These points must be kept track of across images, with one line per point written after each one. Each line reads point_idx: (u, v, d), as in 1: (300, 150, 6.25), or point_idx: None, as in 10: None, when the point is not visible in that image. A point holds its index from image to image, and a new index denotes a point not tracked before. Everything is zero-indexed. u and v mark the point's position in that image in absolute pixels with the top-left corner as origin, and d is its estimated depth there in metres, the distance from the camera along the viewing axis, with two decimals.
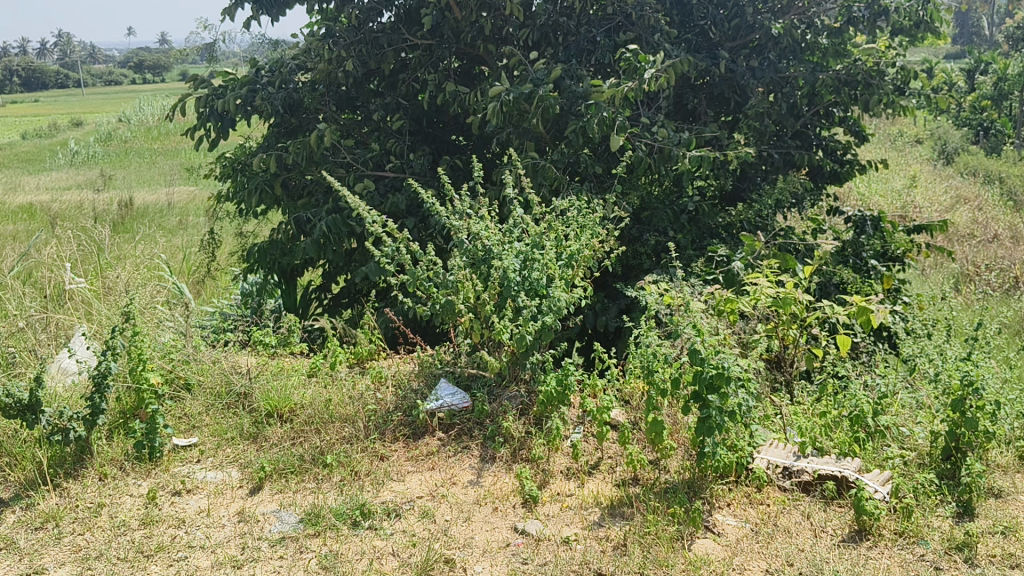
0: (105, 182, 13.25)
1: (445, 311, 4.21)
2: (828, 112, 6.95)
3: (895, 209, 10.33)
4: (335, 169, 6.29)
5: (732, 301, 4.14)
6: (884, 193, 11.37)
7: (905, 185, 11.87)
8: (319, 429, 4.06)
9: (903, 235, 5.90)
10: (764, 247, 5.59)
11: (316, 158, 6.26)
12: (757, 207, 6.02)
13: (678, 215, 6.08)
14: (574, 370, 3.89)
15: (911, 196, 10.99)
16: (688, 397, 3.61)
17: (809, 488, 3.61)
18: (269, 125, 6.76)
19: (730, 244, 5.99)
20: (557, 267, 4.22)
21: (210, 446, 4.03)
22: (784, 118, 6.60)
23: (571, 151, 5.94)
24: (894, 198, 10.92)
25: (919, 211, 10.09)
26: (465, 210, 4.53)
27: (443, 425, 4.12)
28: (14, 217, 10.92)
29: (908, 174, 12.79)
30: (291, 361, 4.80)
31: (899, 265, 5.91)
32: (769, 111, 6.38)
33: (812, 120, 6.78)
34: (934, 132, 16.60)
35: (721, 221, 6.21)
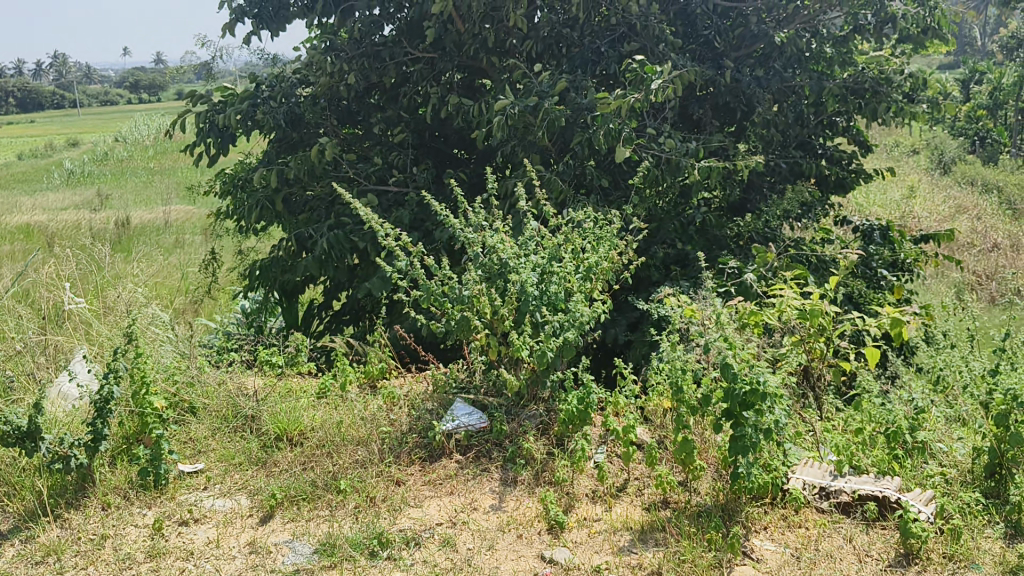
0: (103, 201, 13.10)
1: (460, 326, 4.05)
2: (834, 122, 6.82)
3: (895, 219, 10.22)
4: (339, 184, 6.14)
5: (755, 313, 4.00)
6: (883, 204, 11.22)
7: (903, 195, 11.76)
8: (331, 453, 3.89)
9: (914, 244, 5.80)
10: (778, 258, 5.44)
11: (318, 172, 6.11)
12: (767, 217, 5.87)
13: (687, 226, 5.95)
14: (596, 387, 3.74)
15: (910, 207, 10.84)
16: (720, 415, 3.45)
17: (847, 508, 3.45)
18: (270, 141, 6.61)
19: (741, 256, 5.83)
20: (573, 280, 4.08)
21: (217, 472, 3.85)
22: (790, 127, 6.45)
23: (578, 163, 5.78)
24: (894, 208, 10.84)
25: (919, 221, 9.94)
26: (479, 222, 4.37)
27: (460, 447, 3.95)
28: (12, 238, 10.77)
29: (906, 183, 12.64)
30: (299, 381, 4.64)
31: (911, 275, 5.79)
32: (778, 121, 6.24)
33: (817, 129, 6.65)
34: (931, 140, 16.53)
35: (732, 232, 6.07)
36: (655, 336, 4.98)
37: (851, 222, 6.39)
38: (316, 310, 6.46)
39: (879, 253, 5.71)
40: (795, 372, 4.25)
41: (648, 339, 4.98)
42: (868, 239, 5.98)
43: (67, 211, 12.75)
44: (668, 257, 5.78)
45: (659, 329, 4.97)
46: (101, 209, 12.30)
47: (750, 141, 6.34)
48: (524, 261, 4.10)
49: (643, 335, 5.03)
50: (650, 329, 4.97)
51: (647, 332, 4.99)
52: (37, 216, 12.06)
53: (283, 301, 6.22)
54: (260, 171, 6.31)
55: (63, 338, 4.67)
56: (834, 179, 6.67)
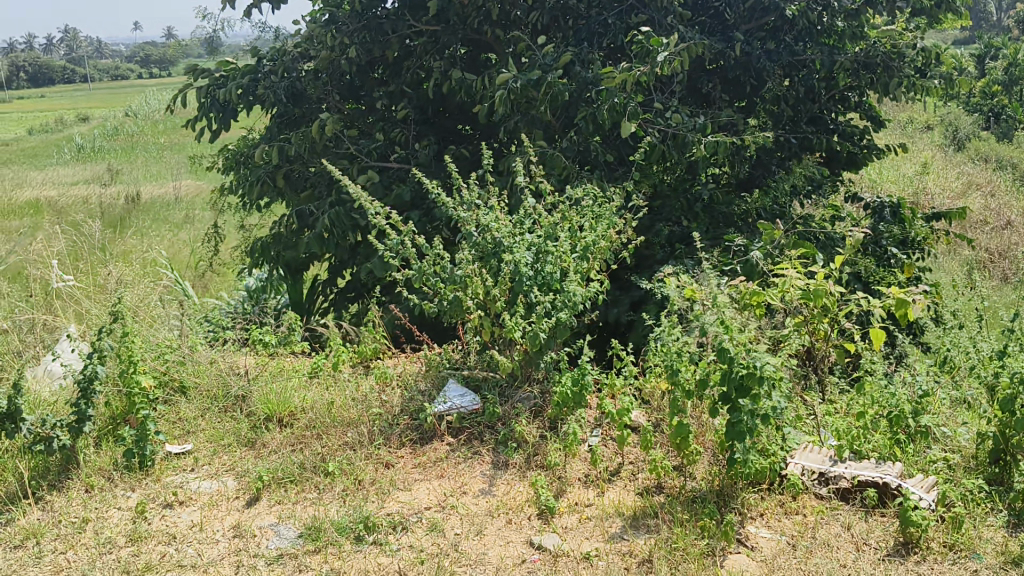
0: (112, 176, 13.07)
1: (453, 307, 3.97)
2: (844, 98, 6.66)
3: (906, 195, 10.06)
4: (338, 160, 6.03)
5: (757, 294, 3.89)
6: (894, 180, 11.04)
7: (916, 171, 11.58)
8: (321, 435, 3.81)
9: (923, 222, 5.66)
10: (784, 236, 5.32)
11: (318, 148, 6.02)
12: (775, 194, 5.75)
13: (692, 203, 5.84)
14: (591, 369, 3.67)
15: (921, 183, 10.66)
16: (717, 399, 3.36)
17: (846, 495, 3.36)
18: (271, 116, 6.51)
19: (747, 234, 5.71)
20: (570, 260, 3.98)
21: (205, 453, 3.79)
22: (800, 102, 6.30)
23: (581, 139, 5.66)
24: (905, 185, 10.68)
25: (930, 198, 9.77)
26: (473, 200, 4.27)
27: (453, 429, 3.87)
28: (21, 212, 10.77)
29: (919, 160, 12.44)
30: (292, 361, 4.57)
31: (919, 253, 5.65)
32: (787, 96, 6.09)
33: (827, 105, 6.51)
34: (945, 115, 16.30)
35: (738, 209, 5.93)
36: (655, 315, 4.90)
37: (861, 199, 6.26)
38: (316, 287, 6.39)
39: (887, 231, 5.58)
40: (797, 354, 4.14)
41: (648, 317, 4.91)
42: (878, 216, 5.82)
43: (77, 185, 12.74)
44: (672, 235, 5.67)
45: (659, 308, 4.89)
46: (111, 183, 12.28)
47: (758, 117, 6.20)
48: (520, 240, 4.00)
49: (643, 314, 4.95)
50: (651, 309, 4.89)
51: (647, 311, 4.92)
52: (47, 190, 12.04)
53: (287, 277, 6.15)
54: (261, 146, 6.21)
55: (54, 317, 4.62)
56: (844, 156, 6.53)
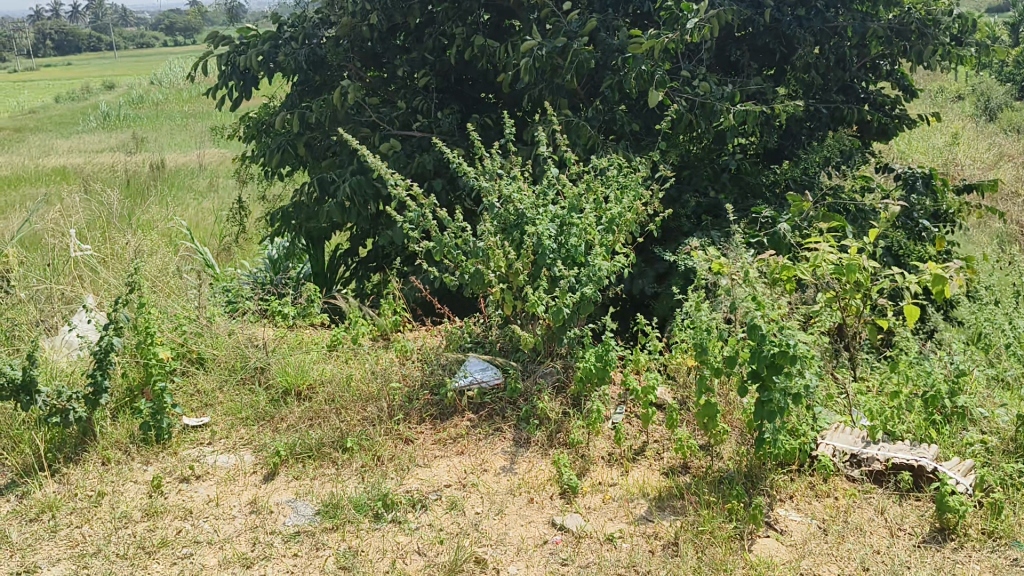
0: (136, 143, 13.06)
1: (475, 280, 3.88)
2: (877, 66, 6.46)
3: (936, 166, 9.84)
4: (360, 129, 5.92)
5: (788, 268, 3.76)
6: (923, 151, 10.80)
7: (945, 141, 11.32)
8: (339, 409, 3.74)
9: (956, 193, 5.50)
10: (814, 207, 5.18)
11: (339, 116, 5.92)
12: (804, 164, 5.60)
13: (719, 173, 5.69)
14: (615, 345, 3.59)
15: (951, 154, 10.42)
16: (746, 377, 3.24)
17: (879, 477, 3.25)
18: (292, 84, 6.40)
19: (775, 205, 5.56)
20: (595, 232, 3.87)
21: (222, 426, 3.73)
22: (832, 71, 6.11)
23: (606, 107, 5.52)
24: (935, 155, 10.45)
25: (961, 170, 9.55)
26: (496, 170, 4.16)
27: (474, 405, 3.79)
28: (47, 179, 10.78)
29: (950, 130, 12.16)
30: (312, 333, 4.50)
31: (951, 226, 5.49)
32: (820, 63, 5.90)
33: (858, 73, 6.32)
34: (976, 84, 15.94)
35: (765, 180, 5.77)
36: (682, 288, 4.79)
37: (894, 169, 6.09)
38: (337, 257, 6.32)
39: (919, 203, 5.42)
40: (827, 330, 4.02)
41: (674, 291, 4.79)
42: (909, 187, 5.64)
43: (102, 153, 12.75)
44: (699, 205, 5.54)
45: (686, 281, 4.78)
46: (135, 151, 12.27)
47: (788, 85, 6.02)
48: (544, 212, 3.89)
49: (669, 287, 4.84)
50: (676, 282, 4.78)
51: (673, 285, 4.80)
52: (71, 158, 12.03)
53: (311, 247, 6.09)
54: (281, 114, 6.11)
55: (72, 288, 4.57)
56: (875, 126, 6.35)
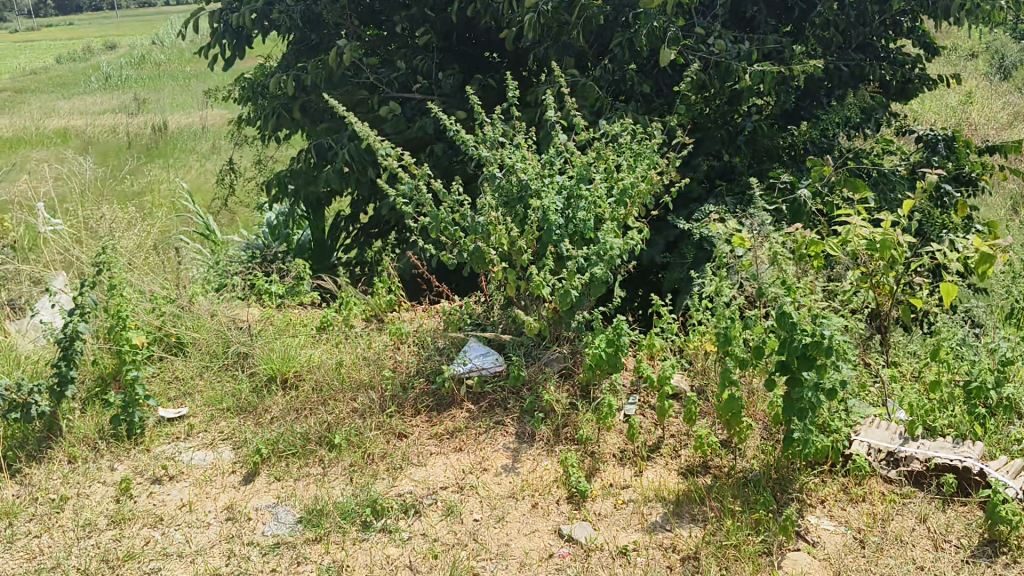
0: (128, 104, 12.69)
1: (474, 258, 3.56)
2: (898, 23, 6.05)
3: (950, 127, 9.45)
4: (355, 91, 5.55)
5: (815, 244, 3.40)
6: (936, 110, 10.40)
7: (959, 100, 10.90)
8: (327, 400, 3.45)
9: (978, 155, 5.16)
10: (834, 171, 4.83)
11: (335, 78, 5.51)
12: (823, 126, 5.23)
13: (734, 135, 5.31)
14: (627, 329, 3.29)
15: (966, 114, 10.02)
16: (775, 369, 2.93)
17: (920, 480, 2.96)
18: (286, 43, 6.02)
19: (793, 171, 5.22)
20: (606, 205, 3.54)
21: (201, 418, 3.43)
22: (852, 27, 5.72)
23: (615, 67, 5.14)
24: (950, 116, 10.01)
25: (975, 131, 9.17)
26: (500, 137, 3.81)
27: (473, 395, 3.48)
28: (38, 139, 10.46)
29: (963, 88, 11.73)
30: (300, 313, 4.20)
31: (974, 191, 5.16)
32: (839, 19, 5.50)
33: (879, 29, 5.93)
34: (989, 39, 15.42)
35: (784, 142, 5.36)
36: (696, 257, 4.43)
37: (912, 131, 5.70)
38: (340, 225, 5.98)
39: (941, 164, 5.08)
40: (858, 310, 3.67)
41: (687, 260, 4.44)
42: (930, 150, 5.29)
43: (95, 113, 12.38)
44: (714, 170, 5.19)
45: (700, 250, 4.42)
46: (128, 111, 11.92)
47: (806, 43, 5.62)
48: (550, 184, 3.56)
49: (682, 257, 4.49)
50: (689, 251, 4.42)
51: (686, 254, 4.45)
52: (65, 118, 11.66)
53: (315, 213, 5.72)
54: (275, 75, 5.72)
55: (43, 266, 4.28)
56: (896, 87, 5.97)
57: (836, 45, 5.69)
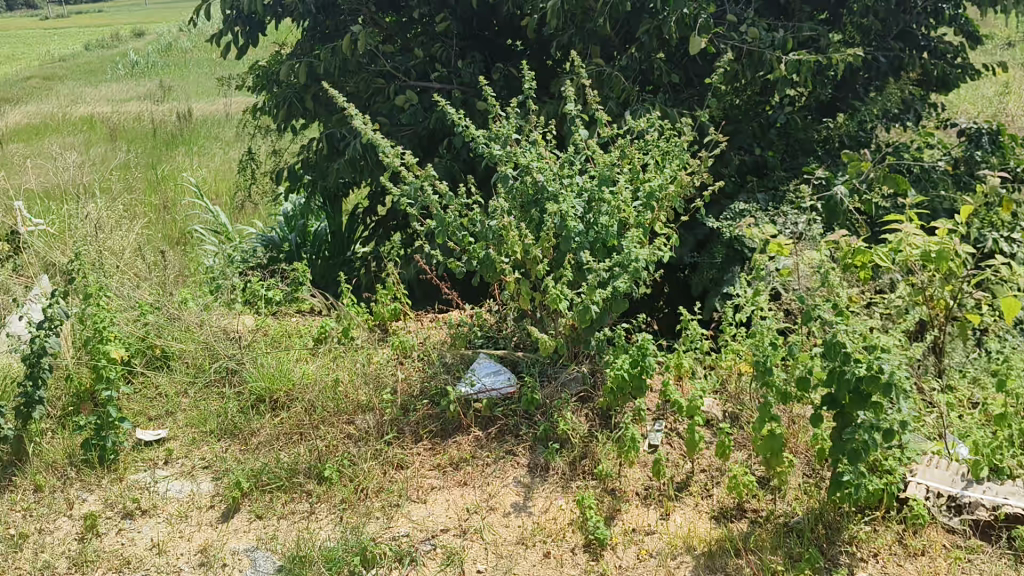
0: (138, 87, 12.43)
1: (484, 267, 3.21)
2: (941, 10, 5.63)
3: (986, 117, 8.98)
4: (370, 80, 5.16)
5: (865, 254, 3.05)
6: (972, 101, 9.91)
7: (996, 91, 10.40)
8: (319, 425, 3.14)
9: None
10: (873, 168, 4.47)
11: (349, 67, 5.12)
12: (861, 118, 4.84)
13: (767, 129, 4.95)
14: (654, 347, 2.96)
15: (1003, 104, 9.55)
16: (822, 403, 2.57)
17: (987, 532, 2.60)
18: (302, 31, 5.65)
19: (829, 165, 4.84)
20: (631, 211, 3.18)
21: (181, 443, 3.14)
22: (894, 14, 5.32)
23: (643, 56, 4.75)
24: (985, 106, 9.54)
25: (1012, 123, 8.70)
26: (514, 133, 3.47)
27: (482, 420, 3.15)
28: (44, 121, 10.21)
29: (999, 77, 11.22)
30: (297, 322, 3.89)
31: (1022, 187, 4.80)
32: (880, 6, 5.10)
33: (923, 16, 5.51)
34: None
35: (817, 136, 4.99)
36: (726, 258, 4.13)
37: (956, 125, 5.30)
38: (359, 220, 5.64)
39: (984, 159, 4.72)
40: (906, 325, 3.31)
41: (717, 261, 4.13)
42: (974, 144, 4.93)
43: (105, 96, 12.14)
44: (745, 165, 4.81)
45: (731, 249, 4.12)
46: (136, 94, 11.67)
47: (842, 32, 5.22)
48: (569, 186, 3.21)
49: (710, 258, 4.18)
50: (720, 250, 4.12)
51: (715, 254, 4.15)
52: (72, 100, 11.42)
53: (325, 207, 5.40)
54: (287, 62, 5.34)
55: (25, 269, 4.01)
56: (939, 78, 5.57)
57: (876, 34, 5.31)
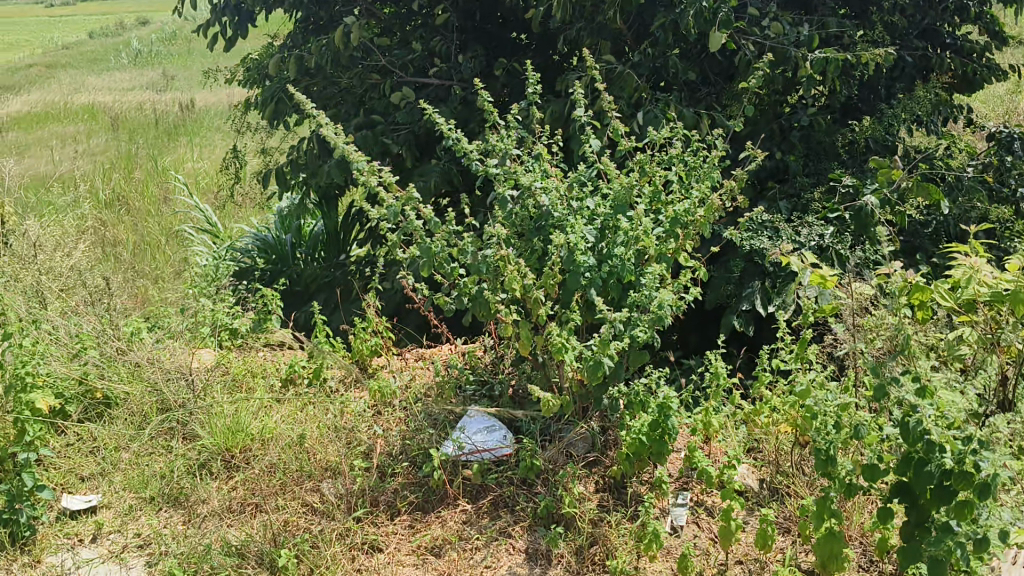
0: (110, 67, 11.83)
1: (477, 305, 2.70)
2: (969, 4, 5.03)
3: (995, 108, 8.44)
4: (364, 75, 4.58)
5: (925, 291, 2.38)
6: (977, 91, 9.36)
7: (1002, 81, 9.85)
8: (276, 493, 2.65)
9: None
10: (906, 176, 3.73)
11: (341, 61, 4.54)
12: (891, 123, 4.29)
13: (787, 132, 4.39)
14: (679, 408, 2.44)
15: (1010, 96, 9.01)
16: (892, 497, 2.06)
17: None
18: (292, 21, 5.08)
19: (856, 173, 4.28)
20: (652, 241, 2.67)
21: (115, 513, 2.65)
22: (931, 7, 4.78)
23: (657, 52, 4.19)
24: (991, 97, 8.99)
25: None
26: (513, 144, 2.93)
27: (470, 489, 2.65)
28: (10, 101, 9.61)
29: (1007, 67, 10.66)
30: (262, 357, 3.38)
31: None
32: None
33: (961, 9, 4.97)
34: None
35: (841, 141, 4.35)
36: (744, 272, 3.63)
37: (986, 128, 4.72)
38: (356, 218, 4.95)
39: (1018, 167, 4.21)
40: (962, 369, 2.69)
41: (734, 275, 3.63)
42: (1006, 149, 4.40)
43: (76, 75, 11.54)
44: (762, 172, 4.27)
45: (750, 263, 3.62)
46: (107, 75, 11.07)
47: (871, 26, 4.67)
48: (577, 211, 2.70)
49: (726, 271, 3.68)
50: (737, 263, 3.62)
51: (732, 267, 3.65)
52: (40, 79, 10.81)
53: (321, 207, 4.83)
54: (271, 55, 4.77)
55: None
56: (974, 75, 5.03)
57: (907, 28, 4.76)
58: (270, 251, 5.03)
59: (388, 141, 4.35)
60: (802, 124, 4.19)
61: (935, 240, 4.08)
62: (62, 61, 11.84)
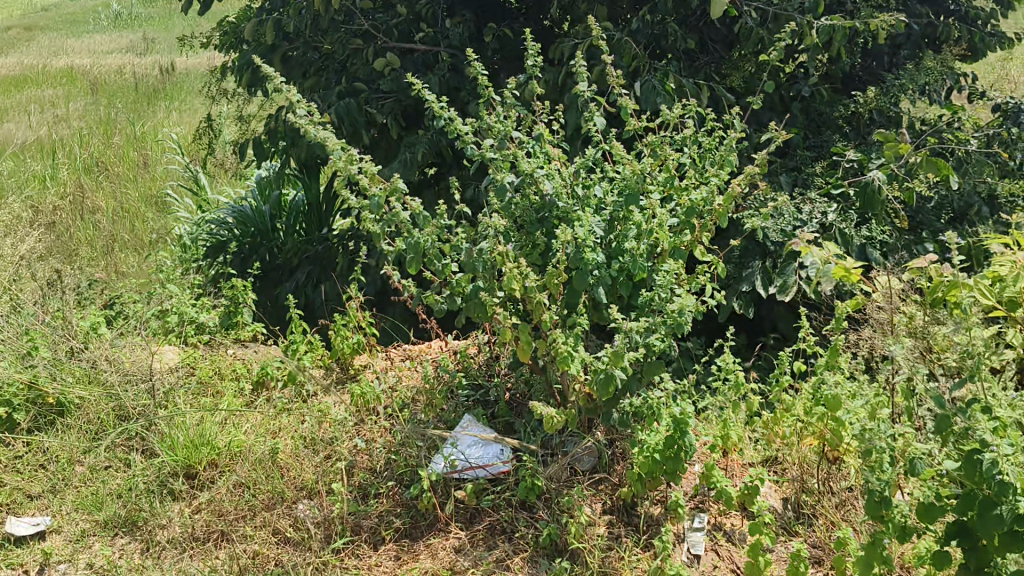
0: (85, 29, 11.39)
1: (472, 308, 2.40)
2: None
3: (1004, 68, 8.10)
4: (347, 39, 4.20)
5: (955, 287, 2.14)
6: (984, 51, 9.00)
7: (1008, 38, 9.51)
8: (246, 518, 2.38)
9: None
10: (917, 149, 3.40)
11: (318, 25, 4.17)
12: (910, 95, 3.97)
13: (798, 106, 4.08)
14: (697, 426, 2.16)
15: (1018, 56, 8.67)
16: (952, 540, 1.79)
17: None
18: None
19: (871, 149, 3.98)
20: (667, 235, 2.36)
21: (66, 537, 2.37)
22: None
23: (660, 18, 3.85)
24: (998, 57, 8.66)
25: None
26: (507, 122, 2.61)
27: (463, 512, 2.37)
28: None
29: None
30: (234, 357, 3.09)
31: None
32: None
33: None
34: None
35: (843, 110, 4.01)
36: (744, 253, 3.33)
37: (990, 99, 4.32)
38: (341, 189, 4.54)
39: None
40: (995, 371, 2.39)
41: (734, 256, 3.33)
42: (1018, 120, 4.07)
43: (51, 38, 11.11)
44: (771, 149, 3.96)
45: (750, 241, 3.32)
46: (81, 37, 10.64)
47: None
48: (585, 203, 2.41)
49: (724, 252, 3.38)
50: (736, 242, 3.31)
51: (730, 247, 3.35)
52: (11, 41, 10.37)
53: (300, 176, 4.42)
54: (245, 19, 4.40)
55: None
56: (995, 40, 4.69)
57: None
58: (249, 224, 4.61)
59: (372, 111, 4.00)
60: (805, 94, 3.86)
61: (936, 215, 3.70)
62: (39, 23, 11.37)
